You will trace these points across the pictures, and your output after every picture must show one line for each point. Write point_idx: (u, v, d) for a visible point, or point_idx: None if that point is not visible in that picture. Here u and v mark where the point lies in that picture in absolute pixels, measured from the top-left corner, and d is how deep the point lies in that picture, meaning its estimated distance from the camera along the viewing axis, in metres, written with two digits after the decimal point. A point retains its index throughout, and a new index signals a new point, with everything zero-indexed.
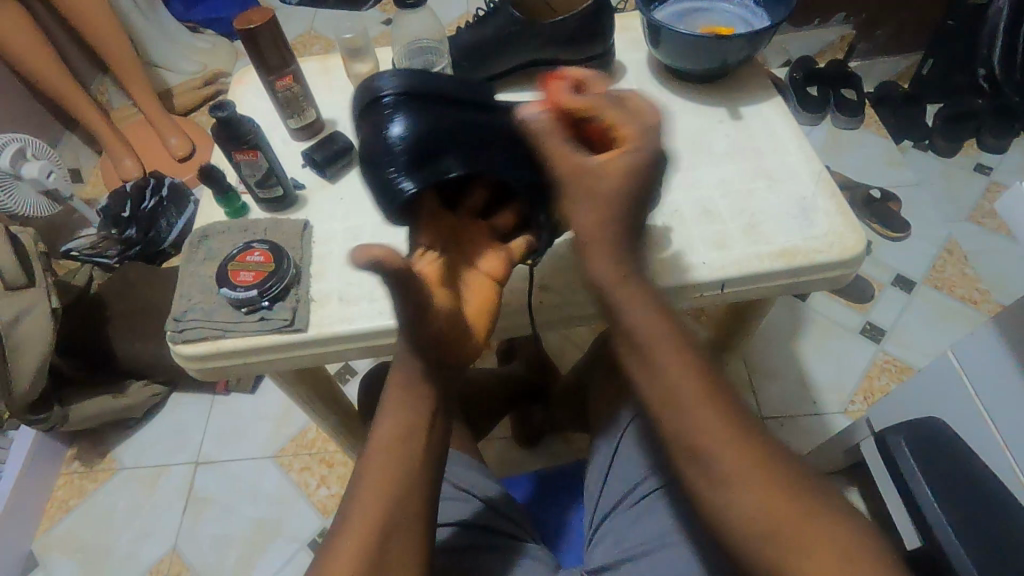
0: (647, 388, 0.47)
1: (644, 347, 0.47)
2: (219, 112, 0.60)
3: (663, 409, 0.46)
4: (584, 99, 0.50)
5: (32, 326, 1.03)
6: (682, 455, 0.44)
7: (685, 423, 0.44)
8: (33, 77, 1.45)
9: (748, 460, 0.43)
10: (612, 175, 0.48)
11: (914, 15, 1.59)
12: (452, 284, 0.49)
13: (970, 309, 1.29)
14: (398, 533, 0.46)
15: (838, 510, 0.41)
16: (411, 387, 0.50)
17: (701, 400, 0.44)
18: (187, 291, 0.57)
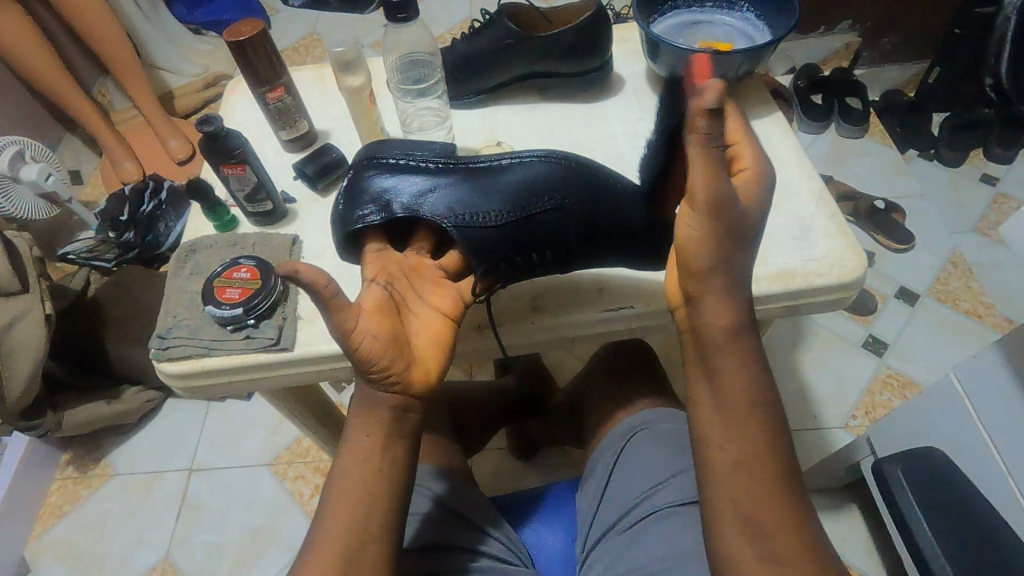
0: (723, 437, 0.48)
1: (727, 395, 0.49)
2: (206, 126, 0.59)
3: (733, 461, 0.48)
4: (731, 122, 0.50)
5: (26, 332, 1.02)
6: (734, 523, 0.47)
7: (746, 482, 0.47)
8: (33, 79, 1.44)
9: (790, 530, 0.46)
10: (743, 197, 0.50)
11: (919, 23, 1.57)
12: (396, 318, 0.47)
13: (975, 322, 1.27)
14: (361, 558, 0.46)
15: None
16: (368, 413, 0.48)
17: (763, 457, 0.47)
18: (173, 308, 0.56)
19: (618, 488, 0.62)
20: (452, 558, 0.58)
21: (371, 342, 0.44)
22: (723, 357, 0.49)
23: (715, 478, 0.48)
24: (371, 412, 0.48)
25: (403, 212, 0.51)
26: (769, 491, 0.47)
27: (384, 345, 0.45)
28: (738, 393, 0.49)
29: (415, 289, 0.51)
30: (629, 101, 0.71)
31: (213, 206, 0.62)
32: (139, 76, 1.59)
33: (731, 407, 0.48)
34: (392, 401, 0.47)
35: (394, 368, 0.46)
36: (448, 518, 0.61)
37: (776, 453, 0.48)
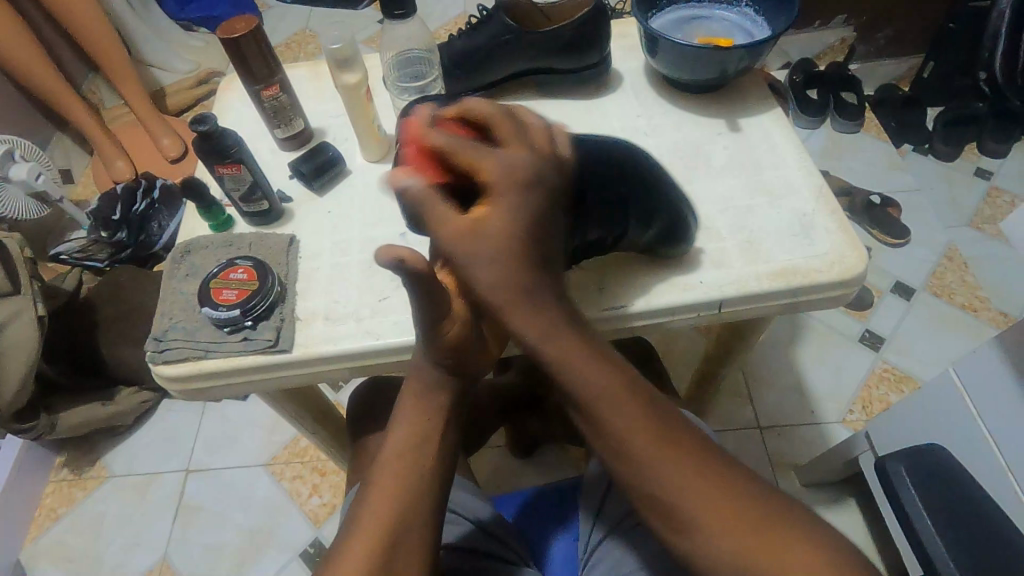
0: (598, 446, 0.45)
1: (585, 404, 0.44)
2: (201, 125, 0.58)
3: (615, 465, 0.44)
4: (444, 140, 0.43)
5: (18, 333, 1.01)
6: (645, 507, 0.44)
7: (637, 467, 0.43)
8: (22, 77, 1.42)
9: (713, 500, 0.42)
10: (496, 222, 0.44)
11: (914, 18, 1.56)
12: (467, 301, 0.49)
13: (970, 316, 1.27)
14: (404, 546, 0.45)
15: (810, 532, 0.42)
16: (426, 394, 0.49)
17: (658, 450, 0.43)
18: (168, 310, 0.55)
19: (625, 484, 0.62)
20: (465, 561, 0.59)
21: (457, 332, 0.47)
22: (567, 362, 0.45)
23: (614, 470, 0.44)
24: (423, 393, 0.50)
25: None
26: (692, 477, 0.42)
27: (466, 332, 0.47)
28: (590, 397, 0.44)
29: None
30: (627, 98, 0.71)
31: (209, 206, 0.61)
32: (130, 74, 1.57)
33: (590, 413, 0.44)
34: (454, 381, 0.50)
35: (468, 354, 0.49)
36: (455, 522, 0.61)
37: (664, 425, 0.44)
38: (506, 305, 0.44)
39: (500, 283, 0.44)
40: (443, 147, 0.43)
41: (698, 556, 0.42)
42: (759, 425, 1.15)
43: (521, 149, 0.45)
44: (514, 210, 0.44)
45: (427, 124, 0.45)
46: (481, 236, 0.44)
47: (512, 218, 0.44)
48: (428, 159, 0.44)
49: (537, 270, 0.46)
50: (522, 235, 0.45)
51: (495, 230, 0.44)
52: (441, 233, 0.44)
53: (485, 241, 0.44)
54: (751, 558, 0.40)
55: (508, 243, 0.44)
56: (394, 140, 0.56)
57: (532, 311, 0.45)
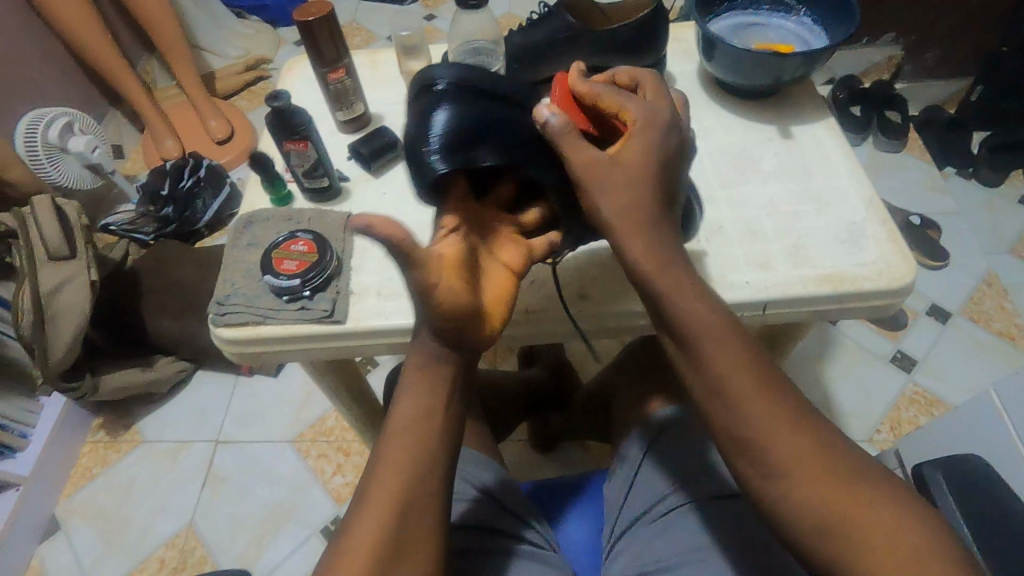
0: (693, 384, 0.47)
1: (689, 341, 0.46)
2: (275, 102, 0.61)
3: (710, 402, 0.46)
4: (587, 86, 0.51)
5: (72, 296, 1.05)
6: (739, 454, 0.45)
7: (739, 410, 0.44)
8: (85, 53, 1.48)
9: (806, 450, 0.43)
10: (637, 157, 0.48)
11: (965, 38, 1.54)
12: (468, 274, 0.47)
13: (1007, 344, 1.25)
14: (417, 516, 0.46)
15: (896, 497, 0.43)
16: (431, 368, 0.49)
17: (761, 395, 0.44)
18: (230, 276, 0.58)
19: (645, 480, 0.63)
20: (483, 539, 0.60)
21: (449, 297, 0.45)
22: (675, 312, 0.47)
23: (704, 409, 0.46)
24: (431, 367, 0.49)
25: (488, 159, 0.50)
26: (787, 429, 0.44)
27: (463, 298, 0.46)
28: (701, 340, 0.46)
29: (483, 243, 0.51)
30: None
31: (273, 179, 0.65)
32: (185, 56, 1.63)
33: (690, 356, 0.46)
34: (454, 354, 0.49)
35: (466, 321, 0.47)
36: (479, 501, 0.62)
37: (775, 393, 0.45)
38: (626, 235, 0.48)
39: (621, 203, 0.48)
40: (592, 93, 0.50)
41: (778, 501, 0.43)
42: None
43: (659, 92, 0.51)
44: (651, 145, 0.49)
45: (581, 76, 0.52)
46: (614, 164, 0.48)
47: (649, 149, 0.48)
48: (575, 107, 0.52)
49: (659, 200, 0.49)
50: (648, 172, 0.48)
51: (625, 153, 0.48)
52: (575, 158, 0.48)
53: (618, 170, 0.48)
54: (832, 511, 0.42)
55: (645, 172, 0.48)
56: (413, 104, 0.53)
57: (647, 245, 0.48)
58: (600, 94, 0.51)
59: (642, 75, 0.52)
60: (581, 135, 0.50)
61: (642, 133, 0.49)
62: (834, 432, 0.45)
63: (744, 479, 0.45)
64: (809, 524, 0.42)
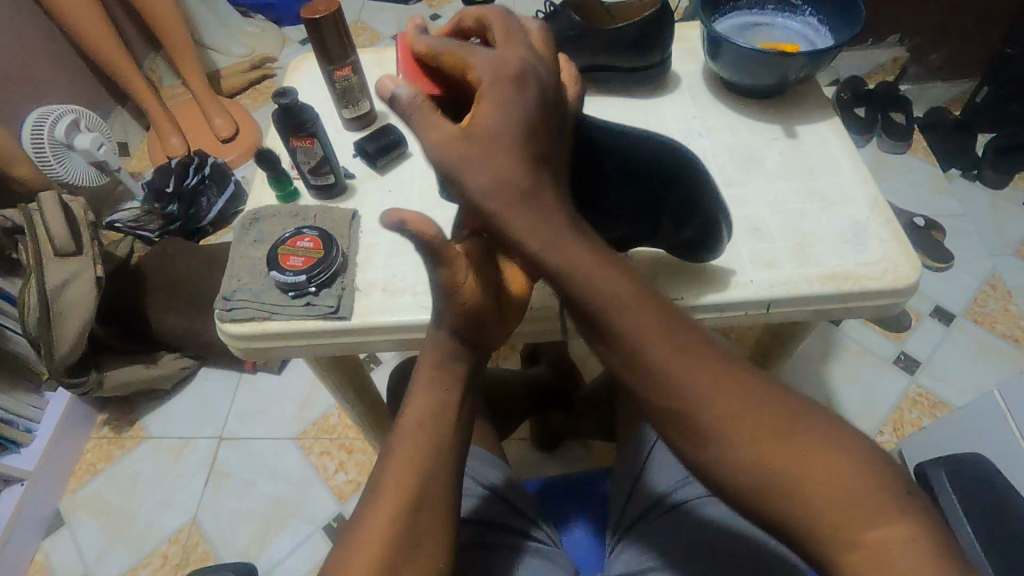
0: (611, 355, 0.45)
1: (597, 313, 0.44)
2: (282, 100, 0.63)
3: (629, 373, 0.44)
4: (426, 42, 0.48)
5: (78, 292, 1.06)
6: (660, 419, 0.44)
7: (659, 377, 0.43)
8: (92, 52, 1.49)
9: (733, 405, 0.42)
10: (489, 123, 0.44)
11: (971, 40, 1.54)
12: (489, 273, 0.50)
13: (1011, 347, 1.25)
14: (429, 505, 0.47)
15: (835, 440, 0.41)
16: (444, 363, 0.50)
17: (675, 356, 0.43)
18: (237, 272, 0.58)
19: (654, 478, 0.63)
20: (490, 534, 0.60)
21: (475, 296, 0.48)
22: (577, 276, 0.45)
23: (626, 380, 0.45)
24: (444, 362, 0.50)
25: None
26: (705, 383, 0.42)
27: (485, 296, 0.48)
28: (611, 308, 0.44)
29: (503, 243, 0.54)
30: (683, 100, 0.72)
31: (279, 177, 0.64)
32: (191, 54, 1.63)
33: (601, 325, 0.45)
34: (471, 352, 0.51)
35: (488, 317, 0.50)
36: (487, 498, 0.63)
37: (703, 356, 0.43)
38: (501, 207, 0.44)
39: (496, 176, 0.44)
40: (434, 49, 0.47)
41: (718, 468, 0.42)
42: None
43: (518, 46, 0.46)
44: (506, 106, 0.44)
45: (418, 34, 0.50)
46: (467, 141, 0.44)
47: (506, 114, 0.44)
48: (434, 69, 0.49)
49: (540, 160, 0.46)
50: (519, 133, 0.44)
51: (480, 120, 0.44)
52: (429, 138, 0.45)
53: (480, 147, 0.44)
54: (769, 469, 0.40)
55: (500, 140, 0.44)
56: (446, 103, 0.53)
57: (532, 217, 0.44)
58: (445, 52, 0.47)
59: (503, 29, 0.48)
60: (439, 109, 0.46)
61: (491, 94, 0.44)
62: (766, 378, 0.44)
63: (676, 447, 0.44)
64: (747, 484, 0.41)
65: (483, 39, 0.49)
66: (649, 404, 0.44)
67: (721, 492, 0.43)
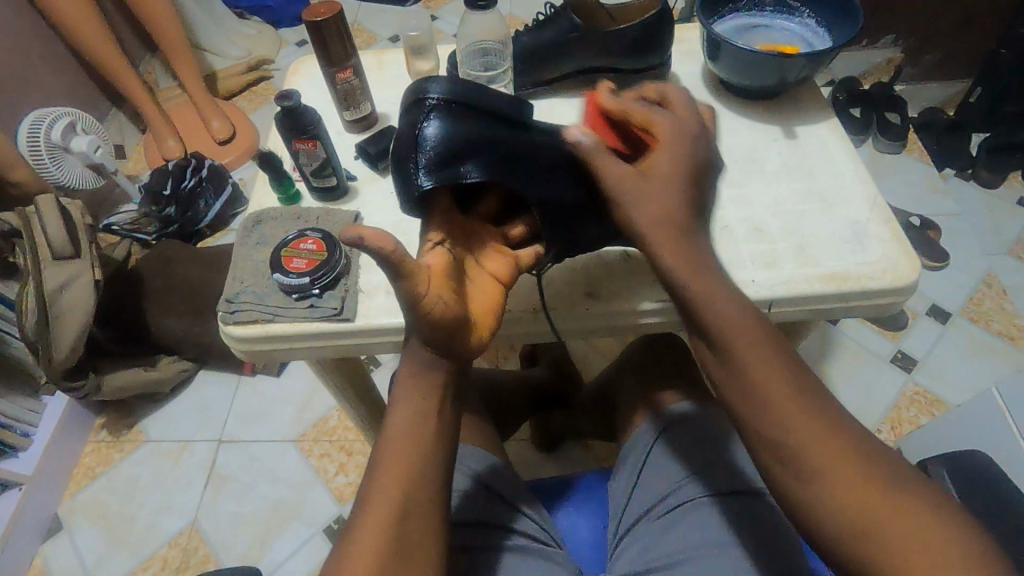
0: (723, 384, 0.48)
1: (718, 339, 0.48)
2: (285, 102, 0.62)
3: (739, 404, 0.47)
4: (619, 100, 0.56)
5: (76, 295, 1.06)
6: (768, 456, 0.45)
7: (768, 413, 0.45)
8: (88, 55, 1.49)
9: (836, 453, 0.43)
10: (668, 169, 0.54)
11: (965, 40, 1.55)
12: (456, 284, 0.47)
13: (1007, 344, 1.26)
14: (417, 515, 0.47)
15: (930, 503, 0.42)
16: (427, 375, 0.50)
17: (783, 393, 0.45)
18: (239, 274, 0.58)
19: (651, 478, 0.63)
20: (483, 534, 0.60)
21: (441, 308, 0.45)
22: (708, 312, 0.49)
23: (733, 410, 0.47)
24: (425, 374, 0.50)
25: (475, 175, 0.50)
26: (808, 424, 0.44)
27: (453, 311, 0.46)
28: (733, 340, 0.48)
29: (470, 252, 0.51)
30: None
31: (282, 179, 0.64)
32: (187, 56, 1.63)
33: (720, 350, 0.48)
34: (446, 361, 0.49)
35: (457, 328, 0.47)
36: (484, 498, 0.63)
37: (802, 381, 0.46)
38: (656, 236, 0.52)
39: (663, 210, 0.53)
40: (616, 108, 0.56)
41: (814, 509, 0.43)
42: None
43: (687, 115, 0.58)
44: (677, 156, 0.54)
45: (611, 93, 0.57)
46: (643, 177, 0.53)
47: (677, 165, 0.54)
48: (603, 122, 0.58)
49: (692, 211, 0.55)
50: (681, 177, 0.54)
51: (658, 168, 0.54)
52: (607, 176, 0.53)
53: (660, 185, 0.53)
54: (866, 520, 0.41)
55: (676, 184, 0.54)
56: (403, 117, 0.52)
57: (678, 246, 0.52)
58: (630, 111, 0.56)
59: (673, 98, 0.59)
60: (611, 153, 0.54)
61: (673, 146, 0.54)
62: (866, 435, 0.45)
63: (774, 480, 0.46)
64: (843, 529, 0.42)
65: (658, 103, 0.60)
66: (742, 402, 0.47)
67: (811, 536, 0.44)
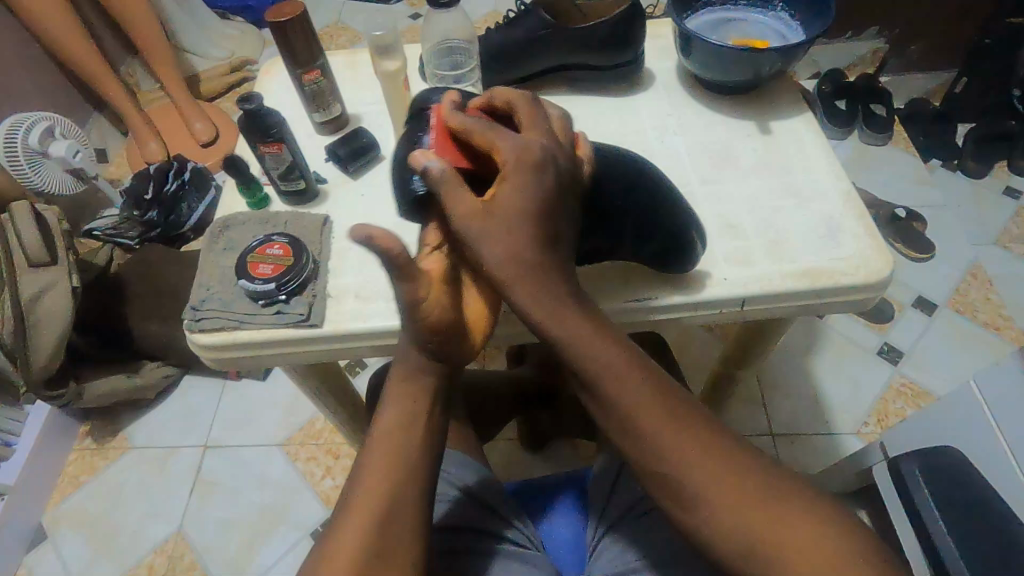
0: (606, 420, 0.46)
1: (593, 383, 0.45)
2: (247, 105, 0.61)
3: (622, 438, 0.46)
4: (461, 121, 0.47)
5: (54, 303, 1.04)
6: (656, 486, 0.45)
7: (649, 447, 0.44)
8: (65, 57, 1.47)
9: (715, 475, 0.43)
10: (508, 202, 0.45)
11: (949, 30, 1.55)
12: (454, 290, 0.49)
13: (993, 335, 1.26)
14: (399, 520, 0.46)
15: (806, 507, 0.42)
16: (413, 378, 0.50)
17: (667, 422, 0.44)
18: (206, 281, 0.57)
19: (635, 476, 0.63)
20: (469, 539, 0.59)
21: (438, 313, 0.46)
22: (585, 357, 0.45)
23: (619, 445, 0.46)
24: (413, 377, 0.50)
25: (456, 182, 0.50)
26: (690, 448, 0.44)
27: (448, 317, 0.47)
28: (611, 380, 0.45)
29: (467, 258, 0.53)
30: (658, 97, 0.71)
31: (249, 184, 0.64)
32: (167, 58, 1.61)
33: (597, 390, 0.46)
34: (437, 366, 0.50)
35: (453, 334, 0.48)
36: (465, 502, 0.62)
37: (676, 406, 0.45)
38: (514, 282, 0.45)
39: (511, 250, 0.45)
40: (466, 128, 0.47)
41: (703, 532, 0.43)
42: (772, 432, 1.16)
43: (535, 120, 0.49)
44: (523, 184, 0.45)
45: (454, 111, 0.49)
46: (490, 213, 0.45)
47: (522, 192, 0.45)
48: (464, 145, 0.49)
49: (548, 238, 0.47)
50: (533, 210, 0.46)
51: (501, 202, 0.45)
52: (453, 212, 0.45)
53: (510, 223, 0.45)
54: (754, 533, 0.42)
55: (521, 221, 0.45)
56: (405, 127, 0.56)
57: (542, 288, 0.46)
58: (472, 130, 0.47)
59: (517, 101, 0.49)
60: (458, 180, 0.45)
61: (516, 173, 0.45)
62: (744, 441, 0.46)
63: (663, 505, 0.45)
64: (735, 549, 0.42)
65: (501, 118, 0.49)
66: (631, 445, 0.45)
67: (713, 553, 0.44)
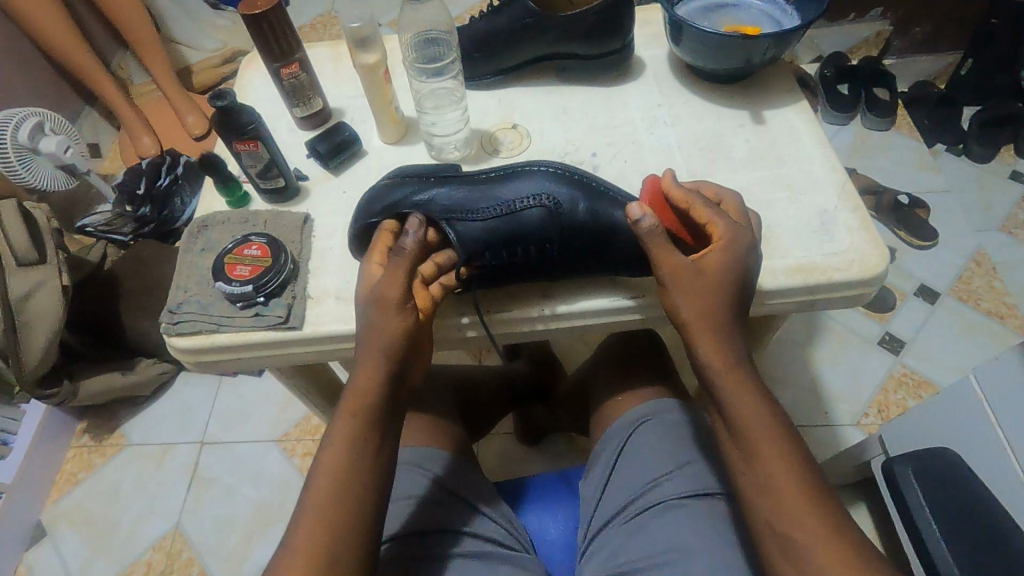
0: (746, 473, 0.48)
1: (741, 433, 0.48)
2: (219, 101, 0.57)
3: (755, 493, 0.47)
4: (682, 191, 0.54)
5: (44, 302, 1.03)
6: (778, 552, 0.45)
7: (775, 510, 0.45)
8: (53, 52, 1.45)
9: (841, 557, 0.43)
10: (714, 267, 0.51)
11: (955, 11, 1.51)
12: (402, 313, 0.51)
13: (997, 324, 1.24)
14: (346, 533, 0.46)
15: None
16: (359, 393, 0.50)
17: (796, 489, 0.45)
18: (183, 283, 0.56)
19: (620, 481, 0.62)
20: (438, 538, 0.58)
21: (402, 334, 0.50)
22: (739, 405, 0.49)
23: (745, 498, 0.48)
24: (361, 393, 0.50)
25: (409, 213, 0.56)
26: (814, 526, 0.44)
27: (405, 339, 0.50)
28: (754, 433, 0.48)
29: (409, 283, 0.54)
30: (648, 87, 0.69)
31: (227, 181, 0.62)
32: (158, 50, 1.59)
33: (744, 440, 0.48)
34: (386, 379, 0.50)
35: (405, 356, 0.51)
36: (443, 502, 0.61)
37: (810, 477, 0.46)
38: (700, 332, 0.50)
39: (702, 309, 0.51)
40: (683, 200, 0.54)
41: None
42: None
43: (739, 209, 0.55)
44: (733, 257, 0.51)
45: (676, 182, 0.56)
46: (697, 271, 0.51)
47: (726, 260, 0.51)
48: (673, 214, 0.56)
49: (737, 308, 0.52)
50: (733, 281, 0.51)
51: (701, 266, 0.51)
52: (663, 267, 0.52)
53: (700, 282, 0.51)
54: None
55: (720, 284, 0.51)
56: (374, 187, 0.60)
57: (720, 344, 0.50)
58: (694, 202, 0.54)
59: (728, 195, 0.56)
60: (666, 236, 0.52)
61: (724, 245, 0.52)
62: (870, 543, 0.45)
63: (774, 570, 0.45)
64: None
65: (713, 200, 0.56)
66: (752, 487, 0.47)
67: None
